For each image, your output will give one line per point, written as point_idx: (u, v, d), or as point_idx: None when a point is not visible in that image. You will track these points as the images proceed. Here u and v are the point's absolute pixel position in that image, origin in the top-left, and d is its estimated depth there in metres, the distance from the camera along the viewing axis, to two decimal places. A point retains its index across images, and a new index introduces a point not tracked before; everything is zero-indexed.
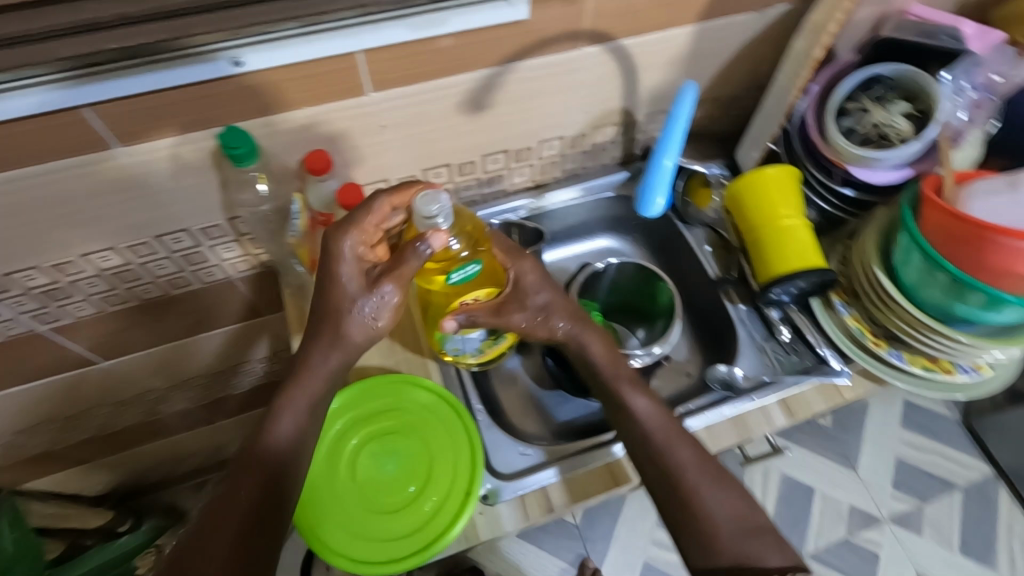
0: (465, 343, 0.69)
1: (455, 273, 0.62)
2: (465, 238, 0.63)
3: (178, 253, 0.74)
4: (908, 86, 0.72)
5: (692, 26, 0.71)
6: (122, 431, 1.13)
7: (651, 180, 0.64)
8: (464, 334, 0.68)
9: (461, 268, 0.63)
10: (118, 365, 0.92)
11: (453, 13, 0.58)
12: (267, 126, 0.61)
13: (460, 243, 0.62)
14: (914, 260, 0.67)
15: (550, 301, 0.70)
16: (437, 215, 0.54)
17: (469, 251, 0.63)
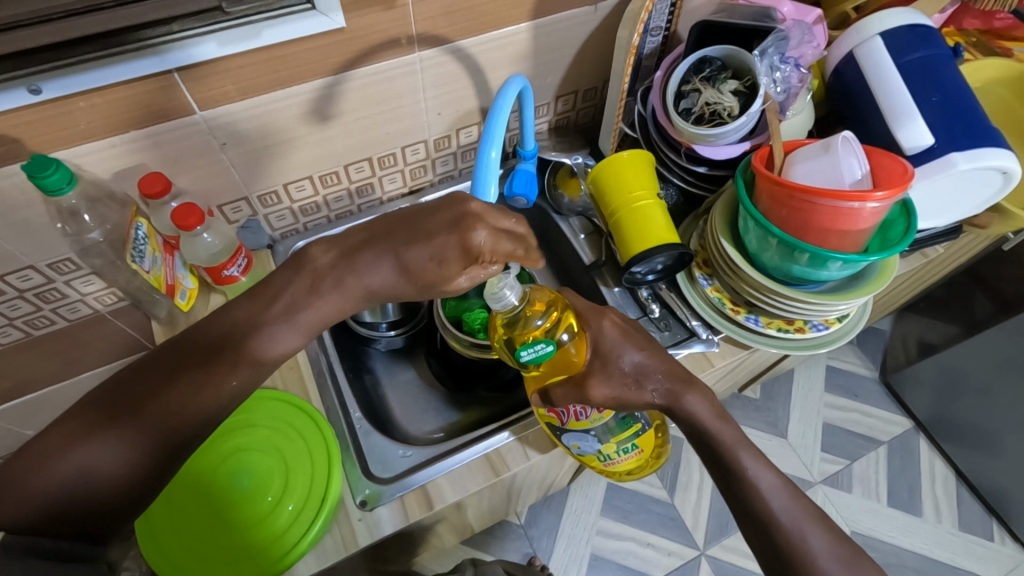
0: (575, 439, 0.66)
1: (523, 351, 0.59)
2: (540, 314, 0.62)
3: (30, 291, 0.72)
4: (737, 63, 0.76)
5: (528, 23, 0.74)
6: None
7: (479, 174, 0.62)
8: (574, 433, 0.65)
9: (530, 347, 0.59)
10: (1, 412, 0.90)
11: (265, 26, 0.58)
12: (94, 151, 0.60)
13: (545, 321, 0.62)
14: (751, 228, 0.71)
15: (642, 362, 0.63)
16: (505, 288, 0.58)
17: (540, 330, 0.61)
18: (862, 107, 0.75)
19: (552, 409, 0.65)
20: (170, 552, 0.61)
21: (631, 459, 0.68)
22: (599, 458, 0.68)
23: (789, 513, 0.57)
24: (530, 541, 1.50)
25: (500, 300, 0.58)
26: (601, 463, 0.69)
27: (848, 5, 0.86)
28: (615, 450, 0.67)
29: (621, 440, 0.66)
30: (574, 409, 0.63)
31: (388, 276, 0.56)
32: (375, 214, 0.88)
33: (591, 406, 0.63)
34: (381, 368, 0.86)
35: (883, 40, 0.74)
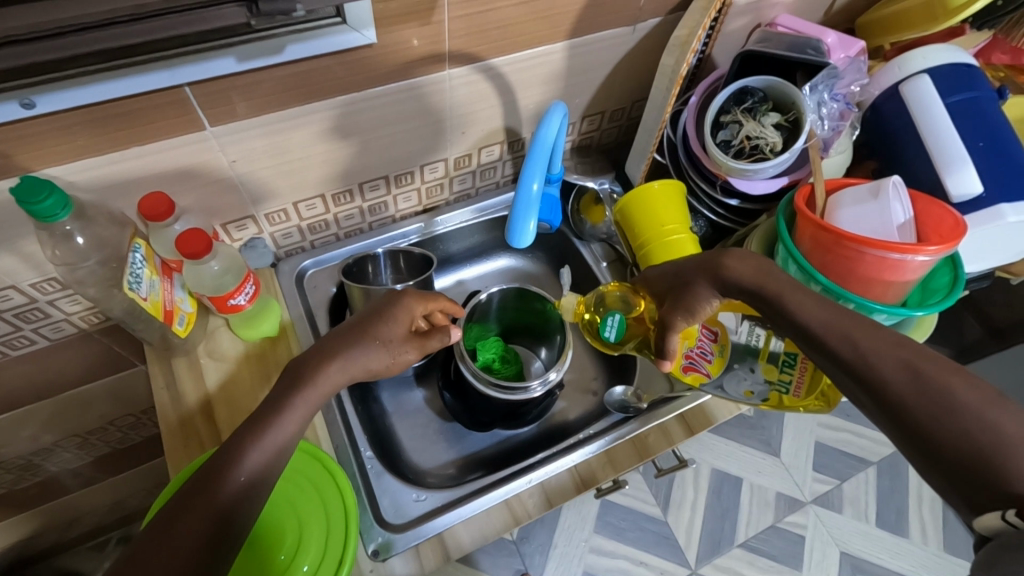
0: (731, 383, 0.70)
1: (605, 329, 0.70)
2: (602, 298, 0.73)
3: (10, 312, 0.65)
4: (778, 95, 0.72)
5: (564, 43, 0.69)
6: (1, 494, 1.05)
7: (521, 208, 0.63)
8: (720, 373, 0.70)
9: (606, 323, 0.70)
10: None
11: (288, 40, 0.52)
12: (91, 169, 0.54)
13: (627, 296, 0.72)
14: (792, 271, 0.67)
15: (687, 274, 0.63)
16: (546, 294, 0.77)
17: (606, 308, 0.72)
18: (904, 147, 0.72)
19: (689, 368, 0.70)
20: None
21: (806, 370, 0.66)
22: (791, 391, 0.66)
23: (852, 352, 0.49)
24: (522, 558, 1.46)
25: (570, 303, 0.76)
26: (791, 396, 0.66)
27: (886, 39, 0.83)
28: (781, 369, 0.68)
29: (770, 358, 0.69)
30: (699, 355, 0.71)
31: (377, 357, 0.59)
32: (386, 233, 0.83)
33: (707, 345, 0.72)
34: (388, 396, 0.81)
35: (930, 77, 0.71)
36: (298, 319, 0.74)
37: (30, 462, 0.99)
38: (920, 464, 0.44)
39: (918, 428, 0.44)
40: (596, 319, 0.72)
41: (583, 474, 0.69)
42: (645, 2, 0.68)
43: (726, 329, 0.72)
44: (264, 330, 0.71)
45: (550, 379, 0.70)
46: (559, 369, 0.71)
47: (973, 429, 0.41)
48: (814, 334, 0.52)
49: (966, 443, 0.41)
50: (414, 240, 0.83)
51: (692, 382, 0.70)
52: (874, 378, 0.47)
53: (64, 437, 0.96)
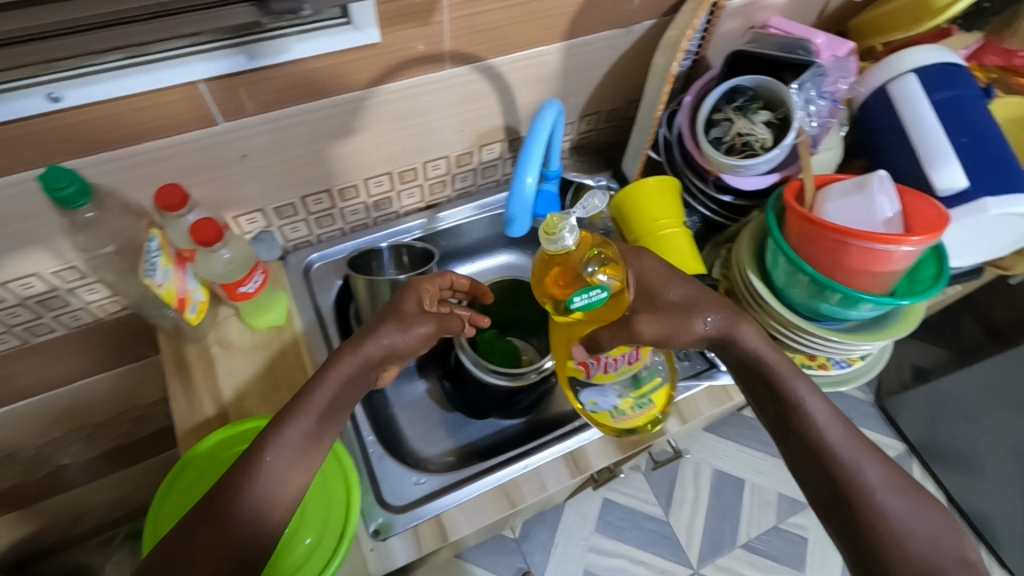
0: (592, 394, 0.62)
1: (577, 297, 0.53)
2: (595, 261, 0.55)
3: (32, 299, 0.69)
4: (769, 94, 0.74)
5: (560, 44, 0.72)
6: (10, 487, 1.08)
7: (516, 200, 0.64)
8: (600, 382, 0.61)
9: (585, 293, 0.53)
10: None
11: (295, 39, 0.55)
12: (109, 162, 0.57)
13: (594, 259, 0.55)
14: (781, 263, 0.69)
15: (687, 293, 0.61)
16: None
17: (600, 275, 0.54)
18: (891, 144, 0.74)
19: (582, 364, 0.60)
20: None
21: (643, 415, 0.65)
22: (617, 420, 0.64)
23: (843, 445, 0.53)
24: (523, 556, 1.48)
25: (558, 243, 0.53)
26: (614, 422, 0.64)
27: (876, 40, 0.85)
28: (633, 406, 0.63)
29: (641, 395, 0.64)
30: (608, 362, 0.60)
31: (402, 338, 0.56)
32: (390, 228, 0.86)
33: (623, 359, 0.61)
34: (391, 386, 0.84)
35: (917, 76, 0.73)
36: (302, 309, 0.78)
37: (44, 453, 1.02)
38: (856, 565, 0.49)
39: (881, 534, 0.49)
40: (572, 283, 0.54)
41: (576, 462, 0.71)
42: (638, 5, 0.71)
43: (645, 357, 0.63)
44: (271, 319, 0.74)
45: (545, 368, 0.73)
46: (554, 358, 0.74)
47: (919, 542, 0.48)
48: (810, 420, 0.55)
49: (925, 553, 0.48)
50: (416, 236, 0.86)
51: (568, 368, 0.61)
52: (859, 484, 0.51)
53: (77, 428, 0.99)
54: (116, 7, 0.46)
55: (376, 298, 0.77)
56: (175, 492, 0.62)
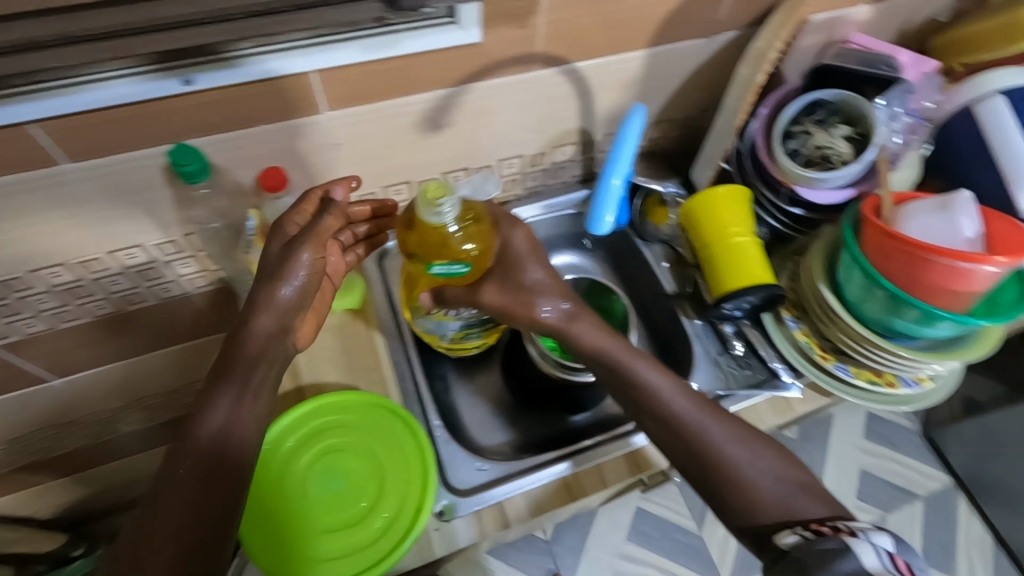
0: (431, 324, 0.73)
1: (438, 267, 0.65)
2: (467, 233, 0.65)
3: (132, 268, 0.74)
4: (849, 109, 0.75)
5: (643, 51, 0.74)
6: (77, 450, 1.14)
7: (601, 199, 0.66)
8: (439, 319, 0.72)
9: (447, 265, 0.65)
10: (69, 383, 0.91)
11: (405, 36, 0.59)
12: (222, 143, 0.61)
13: (461, 226, 0.64)
14: (856, 277, 0.69)
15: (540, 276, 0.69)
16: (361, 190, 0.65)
17: (466, 251, 0.65)
18: (973, 165, 0.74)
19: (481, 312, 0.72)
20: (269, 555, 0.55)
21: (478, 341, 0.79)
22: (444, 339, 0.76)
23: (682, 416, 0.61)
24: (554, 557, 1.48)
25: (436, 214, 0.59)
26: (439, 343, 0.77)
27: (956, 60, 0.84)
28: (466, 335, 0.76)
29: (486, 327, 0.77)
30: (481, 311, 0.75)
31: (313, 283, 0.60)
32: None
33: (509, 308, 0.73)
34: (452, 376, 0.86)
35: (1005, 99, 0.72)
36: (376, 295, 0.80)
37: (115, 418, 1.07)
38: (733, 527, 0.57)
39: (734, 497, 0.57)
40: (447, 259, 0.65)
41: (636, 461, 0.72)
42: (724, 15, 0.73)
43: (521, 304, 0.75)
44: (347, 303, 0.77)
45: None
46: None
47: (747, 490, 0.56)
48: (648, 399, 0.62)
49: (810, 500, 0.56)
50: None
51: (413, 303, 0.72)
52: (724, 461, 0.58)
53: (147, 396, 1.04)
54: None
55: None
56: None
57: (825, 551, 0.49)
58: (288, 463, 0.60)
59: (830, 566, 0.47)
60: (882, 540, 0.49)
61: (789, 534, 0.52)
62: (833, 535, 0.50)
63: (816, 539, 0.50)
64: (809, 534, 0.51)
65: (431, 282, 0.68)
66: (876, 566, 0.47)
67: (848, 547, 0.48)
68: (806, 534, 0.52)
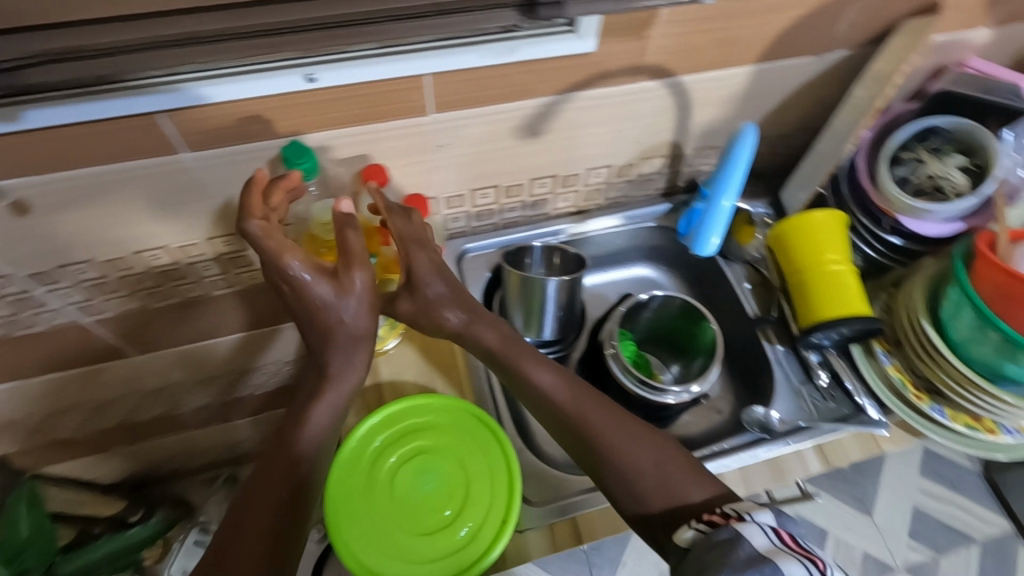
0: None
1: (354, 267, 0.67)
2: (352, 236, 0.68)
3: (225, 255, 0.75)
4: (967, 138, 0.72)
5: (751, 66, 0.71)
6: (144, 422, 1.18)
7: (710, 221, 0.68)
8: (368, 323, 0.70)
9: (358, 262, 0.67)
10: (146, 360, 0.93)
11: (525, 42, 0.58)
12: (332, 140, 0.62)
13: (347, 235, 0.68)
14: (964, 316, 0.65)
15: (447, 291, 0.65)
16: None
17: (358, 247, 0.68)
18: None
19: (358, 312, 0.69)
20: (358, 553, 0.57)
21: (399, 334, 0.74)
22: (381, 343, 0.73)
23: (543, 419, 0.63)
24: (591, 568, 1.47)
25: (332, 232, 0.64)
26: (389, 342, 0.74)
27: None
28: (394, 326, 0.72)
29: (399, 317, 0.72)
30: None
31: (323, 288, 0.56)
32: (540, 228, 0.88)
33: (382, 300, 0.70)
34: None
35: None
36: None
37: (184, 398, 1.10)
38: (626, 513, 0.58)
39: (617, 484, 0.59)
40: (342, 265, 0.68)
41: None
42: (840, 33, 0.70)
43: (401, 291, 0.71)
44: None
45: (692, 389, 0.73)
46: (702, 382, 0.73)
47: None
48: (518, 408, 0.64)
49: (662, 469, 0.56)
50: (563, 239, 0.88)
51: None
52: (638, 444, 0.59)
53: (214, 378, 1.06)
54: None
55: (526, 293, 0.77)
56: None
57: (719, 542, 0.48)
58: (378, 459, 0.62)
59: (726, 557, 0.46)
60: (766, 517, 0.49)
61: (687, 530, 0.52)
62: (724, 523, 0.50)
63: (709, 532, 0.49)
64: (704, 527, 0.51)
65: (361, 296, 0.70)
66: (764, 545, 0.47)
67: (738, 534, 0.47)
68: (700, 527, 0.51)
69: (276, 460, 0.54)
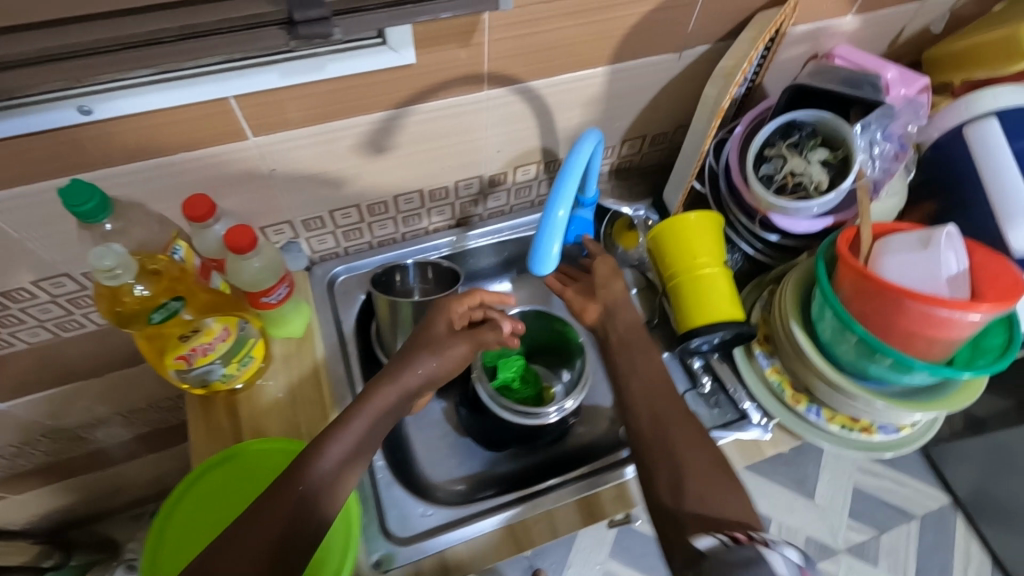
0: (198, 371, 0.65)
1: (154, 313, 0.59)
2: (146, 279, 0.59)
3: (62, 297, 0.70)
4: (829, 130, 0.69)
5: (605, 67, 0.68)
6: (37, 467, 1.11)
7: (544, 231, 0.60)
8: (202, 365, 0.65)
9: (161, 308, 0.59)
10: (11, 408, 0.87)
11: (332, 59, 0.54)
12: (142, 172, 0.58)
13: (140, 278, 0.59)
14: (828, 317, 0.64)
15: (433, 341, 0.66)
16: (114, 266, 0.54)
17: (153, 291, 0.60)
18: (965, 187, 0.68)
19: (181, 358, 0.63)
20: None
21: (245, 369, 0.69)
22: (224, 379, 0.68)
23: None
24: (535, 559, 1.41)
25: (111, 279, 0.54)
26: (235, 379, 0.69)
27: (954, 76, 0.78)
28: (237, 364, 0.67)
29: (239, 354, 0.67)
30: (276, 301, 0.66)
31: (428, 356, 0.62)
32: (418, 244, 0.84)
33: (212, 342, 0.64)
34: None
35: (999, 121, 0.66)
36: (324, 321, 0.76)
37: (73, 442, 1.04)
38: None
39: None
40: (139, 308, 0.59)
41: (590, 508, 0.68)
42: (693, 29, 0.67)
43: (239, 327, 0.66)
44: (295, 325, 0.73)
45: (565, 406, 0.70)
46: (576, 397, 0.71)
47: None
48: None
49: None
50: (445, 253, 0.84)
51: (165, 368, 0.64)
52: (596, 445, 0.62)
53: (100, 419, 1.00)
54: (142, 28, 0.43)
55: (397, 317, 0.74)
56: (187, 499, 0.62)
57: (735, 560, 0.46)
58: None
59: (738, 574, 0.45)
60: (790, 551, 0.47)
61: (705, 538, 0.50)
62: (747, 543, 0.48)
63: (731, 547, 0.48)
64: (726, 540, 0.49)
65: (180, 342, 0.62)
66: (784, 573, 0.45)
67: (759, 556, 0.46)
68: (721, 539, 0.49)
69: (286, 491, 0.52)
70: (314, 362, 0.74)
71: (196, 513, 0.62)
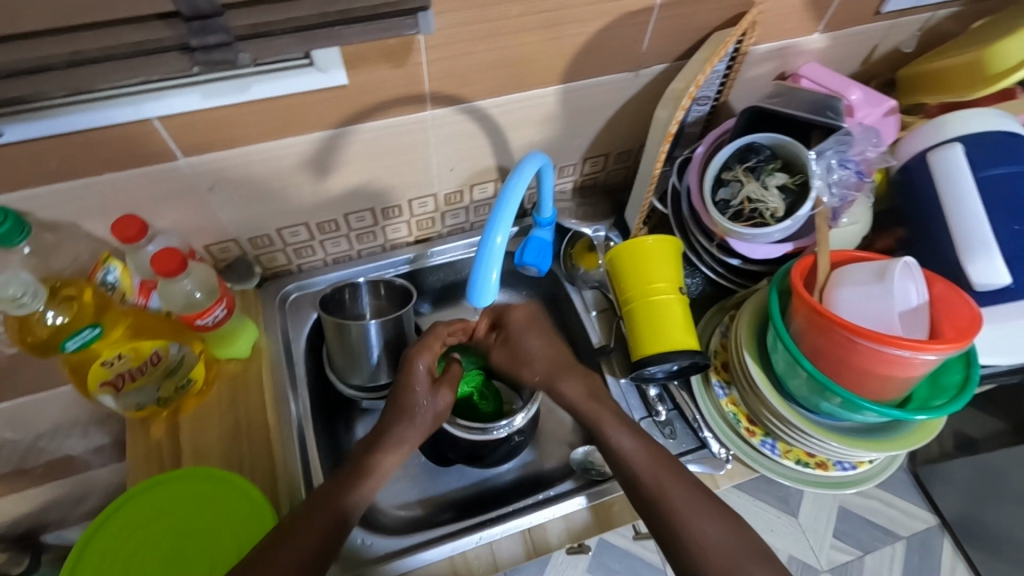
0: (130, 396, 0.65)
1: (68, 341, 0.59)
2: (65, 306, 0.61)
3: None
4: (788, 154, 0.67)
5: (557, 87, 0.66)
6: None
7: (482, 259, 0.58)
8: (132, 389, 0.64)
9: (76, 335, 0.59)
10: None
11: (257, 80, 0.53)
12: (69, 193, 0.56)
13: (58, 306, 0.60)
14: (780, 351, 0.62)
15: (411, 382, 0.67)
16: (21, 295, 0.56)
17: (72, 319, 0.61)
18: (928, 215, 0.66)
19: (107, 382, 0.63)
20: None
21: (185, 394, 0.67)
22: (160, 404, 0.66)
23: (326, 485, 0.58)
24: None
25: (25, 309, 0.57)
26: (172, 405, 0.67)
27: (925, 98, 0.75)
28: (171, 386, 0.66)
29: (172, 377, 0.65)
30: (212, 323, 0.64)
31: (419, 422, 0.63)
32: (375, 261, 0.82)
33: (138, 365, 0.64)
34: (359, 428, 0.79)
35: (962, 148, 0.64)
36: (272, 340, 0.74)
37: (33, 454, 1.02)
38: None
39: None
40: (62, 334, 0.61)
41: (535, 543, 0.66)
42: (647, 48, 0.65)
43: (168, 350, 0.65)
44: (240, 347, 0.70)
45: (513, 420, 0.69)
46: (524, 411, 0.69)
47: None
48: None
49: None
50: (403, 270, 0.82)
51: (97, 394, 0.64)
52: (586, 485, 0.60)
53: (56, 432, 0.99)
54: (38, 52, 0.42)
55: (344, 339, 0.72)
56: (107, 529, 0.61)
57: None
58: None
59: None
60: None
61: None
62: None
63: None
64: None
65: (104, 367, 0.62)
66: None
67: None
68: None
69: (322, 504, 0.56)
70: (260, 384, 0.70)
71: (117, 542, 0.60)
